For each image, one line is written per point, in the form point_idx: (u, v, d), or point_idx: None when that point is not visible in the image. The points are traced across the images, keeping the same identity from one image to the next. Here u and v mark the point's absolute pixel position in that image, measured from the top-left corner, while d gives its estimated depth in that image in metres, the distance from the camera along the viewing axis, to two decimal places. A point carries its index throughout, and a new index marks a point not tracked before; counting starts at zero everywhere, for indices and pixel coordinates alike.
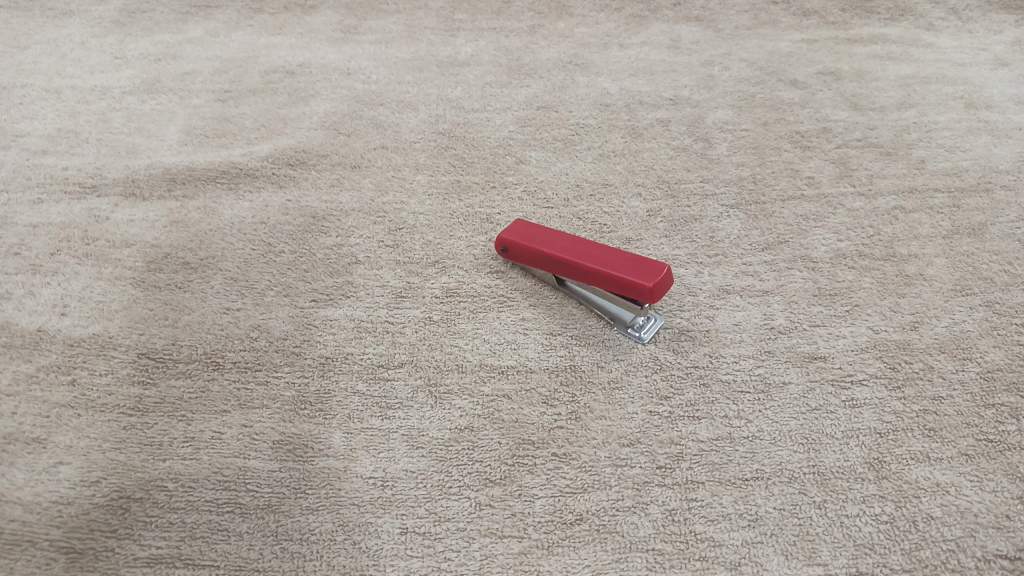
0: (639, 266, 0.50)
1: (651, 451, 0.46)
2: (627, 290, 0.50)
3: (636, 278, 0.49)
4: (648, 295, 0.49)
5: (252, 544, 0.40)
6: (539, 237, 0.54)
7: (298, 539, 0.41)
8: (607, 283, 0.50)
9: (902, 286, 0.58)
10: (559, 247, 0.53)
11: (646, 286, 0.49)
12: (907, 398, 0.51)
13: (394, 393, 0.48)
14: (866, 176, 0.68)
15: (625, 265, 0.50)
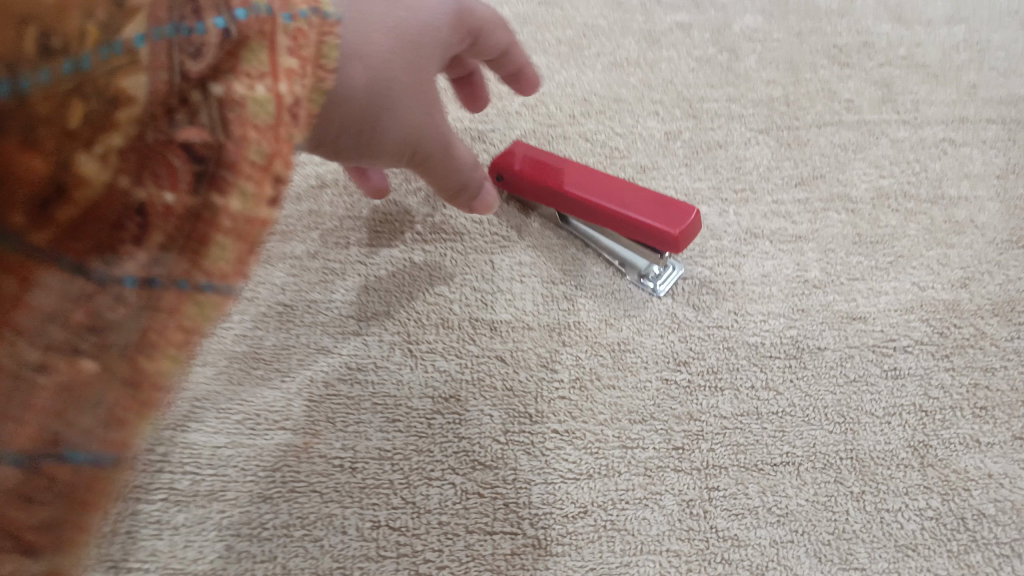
0: (664, 209, 0.42)
1: (666, 430, 0.40)
2: (648, 238, 0.42)
3: (661, 223, 0.41)
4: (673, 245, 0.41)
5: (192, 540, 0.36)
6: (544, 166, 0.45)
7: (248, 535, 0.36)
8: (624, 227, 0.42)
9: (951, 234, 0.51)
10: (567, 179, 0.44)
11: (675, 235, 0.41)
12: (955, 369, 0.44)
13: (366, 351, 0.41)
14: (912, 101, 0.59)
15: (648, 207, 0.42)
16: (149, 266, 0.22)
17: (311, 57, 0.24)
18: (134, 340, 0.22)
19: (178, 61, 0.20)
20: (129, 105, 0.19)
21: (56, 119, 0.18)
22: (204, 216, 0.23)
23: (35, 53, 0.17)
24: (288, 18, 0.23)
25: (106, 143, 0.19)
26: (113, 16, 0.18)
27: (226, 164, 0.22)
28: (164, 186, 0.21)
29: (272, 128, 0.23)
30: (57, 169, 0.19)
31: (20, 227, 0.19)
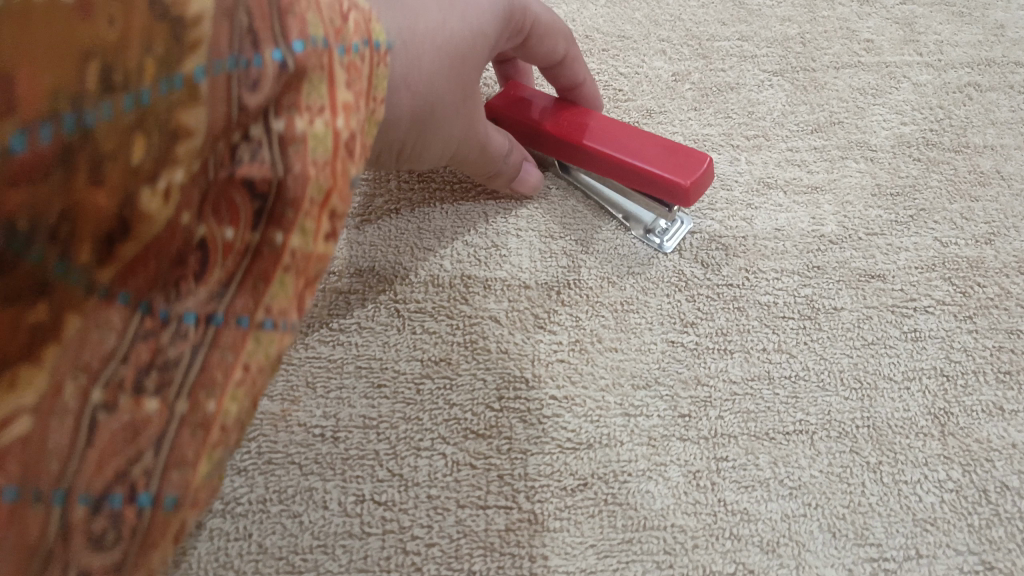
0: (673, 155, 0.37)
1: (672, 396, 0.37)
2: (656, 189, 0.38)
3: (669, 174, 0.37)
4: (683, 197, 0.37)
5: None
6: (538, 112, 0.41)
7: (220, 510, 0.34)
8: (631, 178, 0.38)
9: (976, 186, 0.48)
10: (562, 122, 0.40)
11: (682, 184, 0.37)
12: (978, 332, 0.42)
13: (349, 311, 0.38)
14: (937, 41, 0.55)
15: (650, 152, 0.38)
16: (210, 301, 0.23)
17: (366, 86, 0.26)
18: (194, 380, 0.22)
19: (237, 94, 0.21)
20: (190, 140, 0.20)
21: (120, 154, 0.19)
22: (263, 251, 0.23)
23: (98, 88, 0.18)
24: (343, 51, 0.24)
25: (169, 177, 0.21)
26: (171, 52, 0.20)
27: (285, 200, 0.23)
28: (223, 221, 0.23)
29: (327, 163, 0.24)
30: (121, 202, 0.20)
31: (87, 262, 0.20)
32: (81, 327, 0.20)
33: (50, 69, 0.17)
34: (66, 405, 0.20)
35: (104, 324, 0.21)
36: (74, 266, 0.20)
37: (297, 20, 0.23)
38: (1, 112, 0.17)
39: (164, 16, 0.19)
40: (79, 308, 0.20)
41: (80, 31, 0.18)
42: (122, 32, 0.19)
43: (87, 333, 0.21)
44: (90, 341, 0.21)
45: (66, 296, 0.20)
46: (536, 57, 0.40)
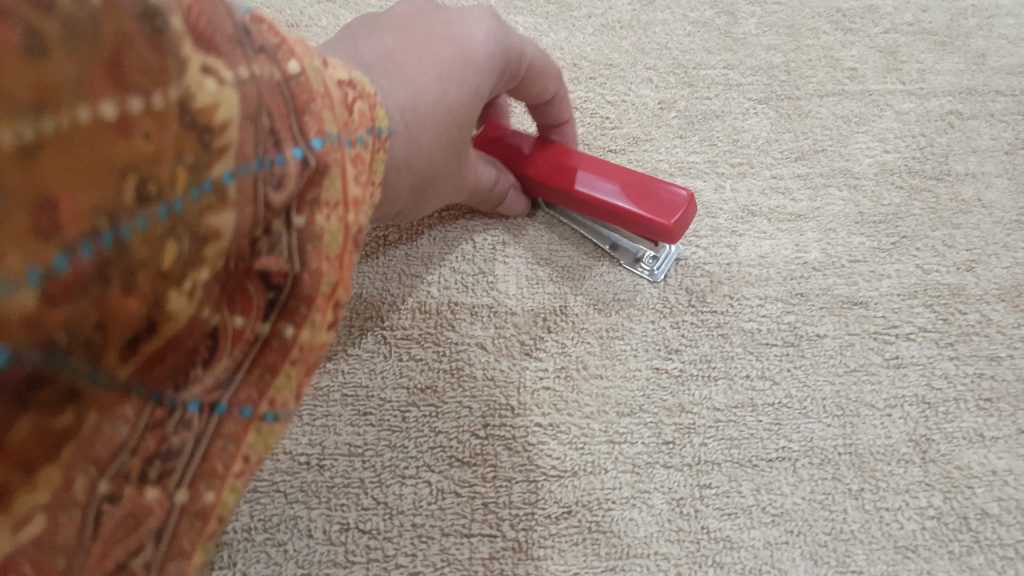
0: (652, 195, 0.37)
1: (656, 422, 0.38)
2: (638, 228, 0.38)
3: (649, 216, 0.37)
4: (664, 236, 0.37)
5: None
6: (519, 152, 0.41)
7: None
8: (613, 218, 0.39)
9: (958, 213, 0.48)
10: (543, 165, 0.40)
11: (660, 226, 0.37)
12: (959, 359, 0.42)
13: (335, 338, 0.38)
14: (919, 70, 0.56)
15: (627, 193, 0.38)
16: (214, 390, 0.22)
17: (369, 176, 0.26)
18: (195, 471, 0.22)
19: (263, 194, 0.21)
20: (217, 242, 0.20)
21: (151, 262, 0.18)
22: (272, 343, 0.23)
23: (134, 201, 0.18)
24: (350, 143, 0.25)
25: (195, 277, 0.20)
26: (201, 157, 0.19)
27: (299, 295, 0.23)
28: (237, 310, 0.22)
29: (337, 257, 0.24)
30: (149, 308, 0.19)
31: (113, 364, 0.19)
32: (98, 424, 0.20)
33: (93, 189, 0.17)
34: (75, 498, 0.20)
35: (118, 420, 0.20)
36: (102, 370, 0.19)
37: (315, 116, 0.23)
38: (44, 231, 0.16)
39: (196, 124, 0.19)
40: (98, 407, 0.19)
41: (120, 146, 0.17)
42: (161, 142, 0.18)
43: (102, 430, 0.20)
44: (102, 435, 0.20)
45: (90, 400, 0.19)
46: (528, 96, 0.41)
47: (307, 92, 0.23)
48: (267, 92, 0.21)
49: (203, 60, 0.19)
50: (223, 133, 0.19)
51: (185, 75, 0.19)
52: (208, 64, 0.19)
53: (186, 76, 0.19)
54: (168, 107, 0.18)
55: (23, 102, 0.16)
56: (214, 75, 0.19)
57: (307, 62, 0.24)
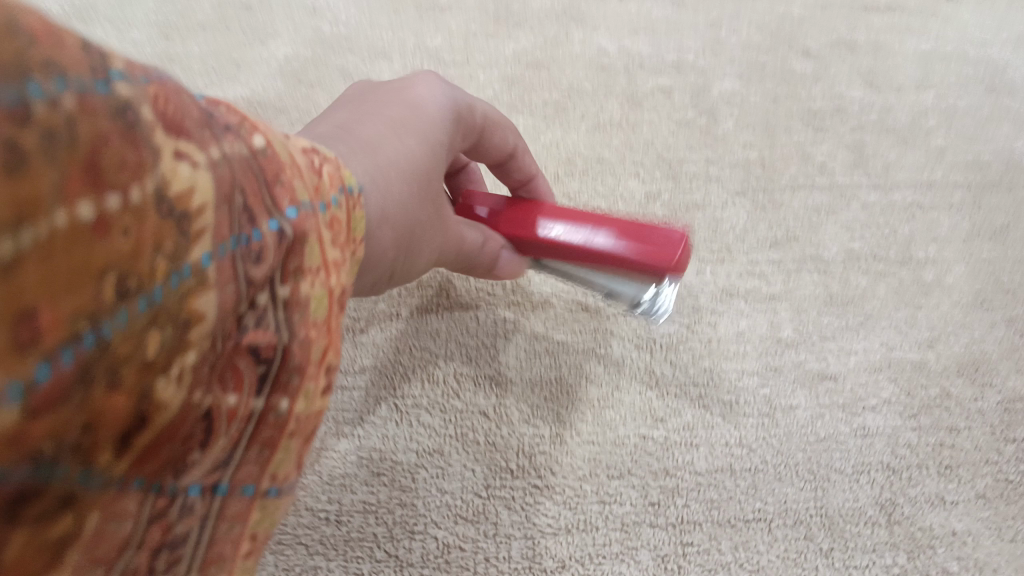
0: (644, 236, 0.39)
1: (642, 485, 0.41)
2: (635, 271, 0.39)
3: (644, 255, 0.38)
4: (661, 273, 0.38)
5: None
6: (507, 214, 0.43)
7: None
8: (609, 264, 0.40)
9: (919, 296, 0.53)
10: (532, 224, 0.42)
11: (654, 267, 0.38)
12: (921, 429, 0.46)
13: (351, 404, 0.42)
14: (882, 166, 0.62)
15: (618, 236, 0.39)
16: (215, 471, 0.20)
17: (344, 236, 0.26)
18: (202, 557, 0.21)
19: (246, 269, 0.19)
20: (202, 325, 0.18)
21: (135, 356, 0.16)
22: (267, 420, 0.21)
23: (114, 299, 0.15)
24: (324, 207, 0.24)
25: (182, 362, 0.17)
26: (181, 242, 0.17)
27: (289, 367, 0.21)
28: (228, 390, 0.20)
29: (323, 323, 0.23)
30: (137, 402, 0.16)
31: (108, 463, 0.16)
32: (98, 525, 0.17)
33: (73, 290, 0.14)
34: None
35: (119, 516, 0.17)
36: (95, 472, 0.16)
37: (286, 188, 0.22)
38: (20, 344, 0.14)
39: (173, 212, 0.17)
40: (97, 506, 0.17)
41: (104, 244, 0.15)
42: (141, 235, 0.16)
43: (104, 530, 0.17)
44: (105, 535, 0.17)
45: (82, 502, 0.16)
46: (491, 153, 0.45)
47: (275, 165, 0.22)
48: (240, 170, 0.20)
49: (174, 146, 0.17)
50: (201, 216, 0.18)
51: (161, 164, 0.17)
52: (180, 149, 0.17)
53: (161, 162, 0.17)
54: (146, 199, 0.16)
55: (5, 218, 0.13)
56: (187, 159, 0.18)
57: (269, 136, 0.23)
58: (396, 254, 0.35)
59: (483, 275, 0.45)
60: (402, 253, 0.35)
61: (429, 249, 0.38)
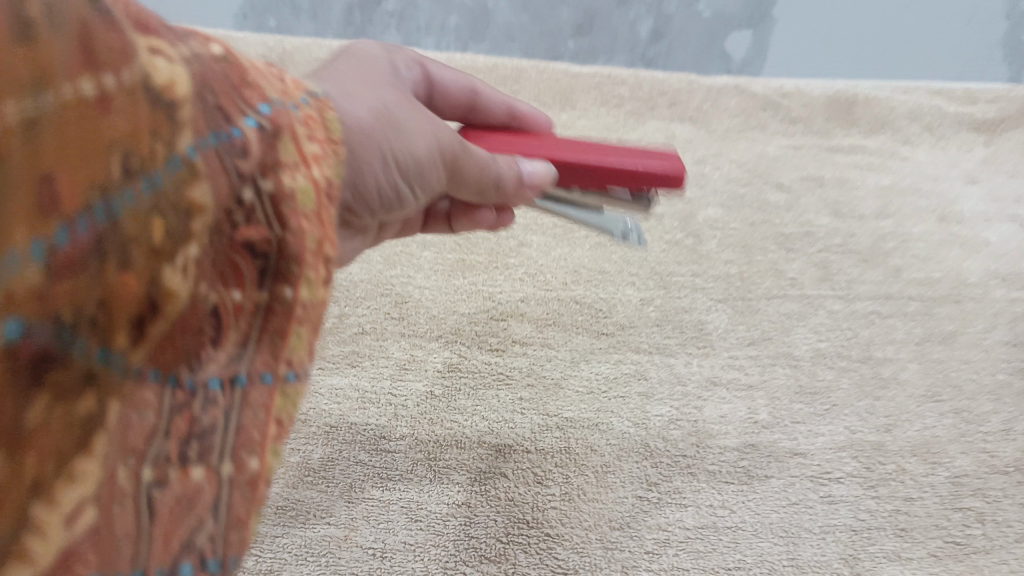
0: (650, 154, 0.45)
1: (640, 536, 0.48)
2: (645, 181, 0.44)
3: (658, 162, 0.44)
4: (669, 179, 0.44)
5: None
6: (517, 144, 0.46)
7: None
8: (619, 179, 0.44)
9: (878, 388, 0.62)
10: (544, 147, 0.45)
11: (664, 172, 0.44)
12: (880, 497, 0.54)
13: (395, 464, 0.50)
14: (846, 281, 0.72)
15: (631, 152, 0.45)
16: (231, 365, 0.22)
17: (326, 134, 0.26)
18: (233, 442, 0.22)
19: (234, 165, 0.21)
20: (203, 215, 0.20)
21: (141, 237, 0.19)
22: (275, 308, 0.23)
23: (123, 174, 0.18)
24: (297, 107, 0.25)
25: (185, 253, 0.20)
26: (171, 131, 0.20)
27: (287, 256, 0.23)
28: (231, 287, 0.22)
29: (320, 213, 0.24)
30: (147, 285, 0.19)
31: (125, 347, 0.19)
32: (120, 416, 0.20)
33: (87, 165, 0.18)
34: (123, 487, 0.20)
35: (144, 407, 0.20)
36: (113, 352, 0.19)
37: (254, 89, 0.24)
38: (44, 208, 0.17)
39: (160, 99, 0.20)
40: (118, 394, 0.20)
41: (105, 122, 0.18)
42: (137, 121, 0.19)
43: (131, 420, 0.20)
44: (132, 423, 0.20)
45: (106, 382, 0.19)
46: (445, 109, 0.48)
47: (240, 69, 0.24)
48: (207, 71, 0.22)
49: (147, 43, 0.20)
50: (183, 109, 0.20)
51: (139, 56, 0.19)
52: (153, 45, 0.20)
53: (140, 55, 0.19)
54: (134, 83, 0.19)
55: (28, 77, 0.16)
56: (162, 55, 0.20)
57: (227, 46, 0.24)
58: (390, 135, 0.34)
59: (511, 195, 0.43)
60: (399, 137, 0.35)
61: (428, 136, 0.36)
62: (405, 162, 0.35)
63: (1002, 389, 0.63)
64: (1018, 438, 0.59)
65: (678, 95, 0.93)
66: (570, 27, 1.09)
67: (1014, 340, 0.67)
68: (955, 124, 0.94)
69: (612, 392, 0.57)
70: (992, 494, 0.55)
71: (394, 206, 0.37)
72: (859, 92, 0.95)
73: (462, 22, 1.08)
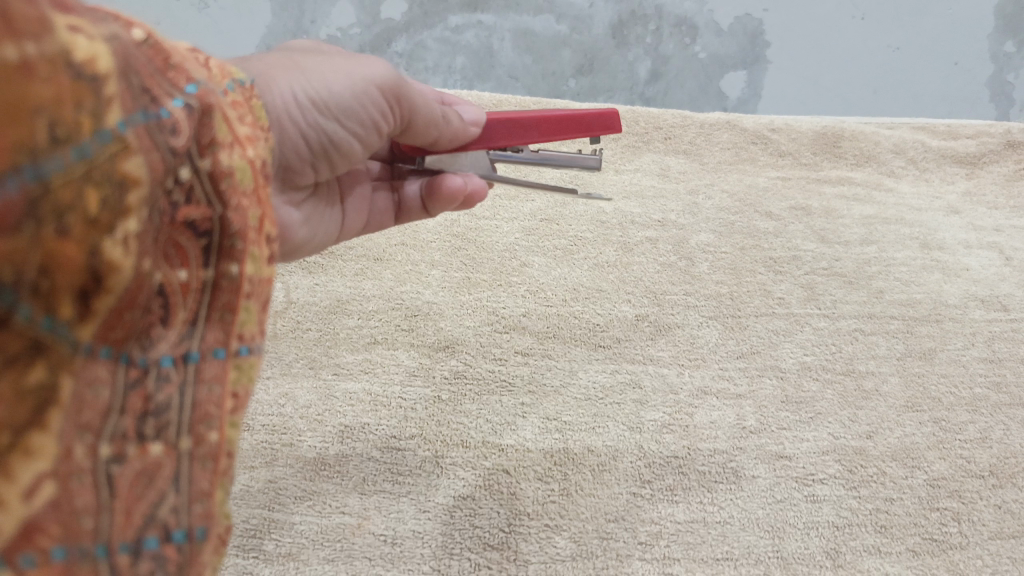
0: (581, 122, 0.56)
1: (633, 528, 0.54)
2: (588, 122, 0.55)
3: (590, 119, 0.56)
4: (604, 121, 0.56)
5: None
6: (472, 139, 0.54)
7: None
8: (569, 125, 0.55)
9: (860, 398, 0.64)
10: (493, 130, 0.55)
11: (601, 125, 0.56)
12: (862, 497, 0.58)
13: (404, 460, 0.56)
14: (831, 300, 0.72)
15: None
16: (181, 343, 0.27)
17: (252, 120, 0.32)
18: (189, 419, 0.27)
19: (162, 140, 0.24)
20: (139, 187, 0.23)
21: (78, 205, 0.21)
22: (222, 284, 0.28)
23: (48, 143, 0.20)
24: (224, 95, 0.31)
25: (125, 228, 0.22)
26: (100, 107, 0.22)
27: (229, 235, 0.28)
28: (176, 265, 0.27)
29: (251, 193, 0.29)
30: (88, 256, 0.21)
31: (70, 319, 0.22)
32: (75, 390, 0.23)
33: (15, 126, 0.19)
34: (81, 465, 0.23)
35: (96, 384, 0.24)
36: (58, 322, 0.22)
37: (177, 71, 0.28)
38: None
39: (82, 74, 0.21)
40: (70, 368, 0.23)
41: (29, 87, 0.19)
42: (59, 85, 0.20)
43: (85, 397, 0.23)
44: (87, 401, 0.23)
45: (57, 355, 0.22)
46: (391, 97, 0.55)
47: (161, 52, 0.27)
48: (130, 53, 0.24)
49: (66, 22, 0.21)
50: (108, 83, 0.22)
51: (57, 30, 0.21)
52: (71, 23, 0.22)
53: (59, 31, 0.21)
54: (54, 53, 0.20)
55: None
56: (81, 32, 0.22)
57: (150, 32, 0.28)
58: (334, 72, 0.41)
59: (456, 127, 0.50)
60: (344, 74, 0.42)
61: (345, 76, 0.42)
62: (324, 102, 0.41)
63: (978, 401, 0.65)
64: (993, 445, 0.62)
65: (673, 130, 0.89)
66: (571, 67, 1.15)
67: (991, 356, 0.69)
68: (937, 157, 0.91)
69: (608, 399, 0.61)
70: (968, 496, 0.59)
71: (330, 146, 0.43)
72: (844, 128, 0.92)
73: (468, 63, 1.13)
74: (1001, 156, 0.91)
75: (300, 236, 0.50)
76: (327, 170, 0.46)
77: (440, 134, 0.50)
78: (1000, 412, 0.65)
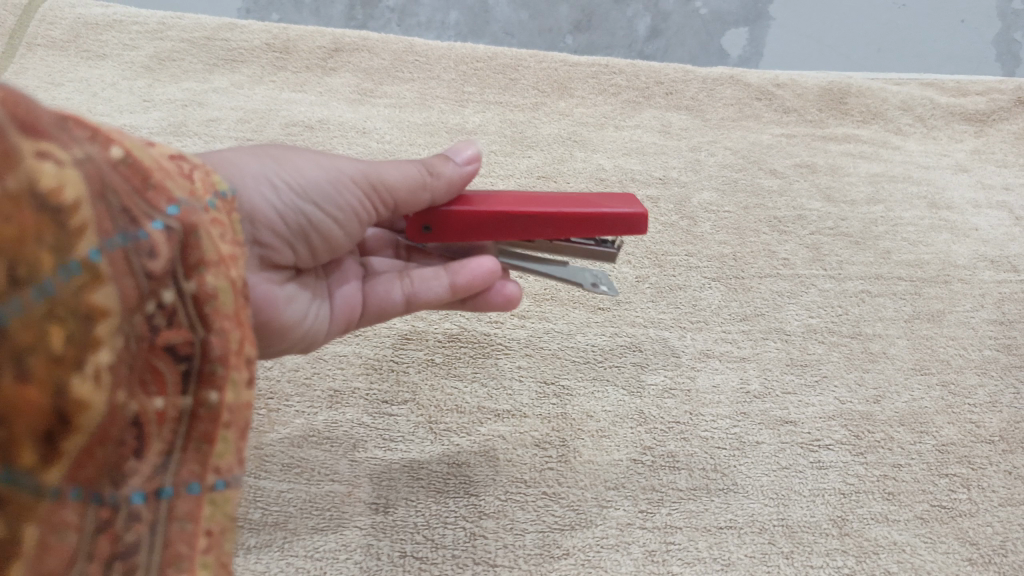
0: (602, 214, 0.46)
1: (634, 496, 0.53)
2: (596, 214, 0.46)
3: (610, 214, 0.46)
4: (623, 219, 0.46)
5: (258, 557, 0.47)
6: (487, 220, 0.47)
7: (303, 555, 0.48)
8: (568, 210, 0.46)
9: (867, 362, 0.62)
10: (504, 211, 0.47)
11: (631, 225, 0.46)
12: (869, 463, 0.56)
13: (397, 427, 0.54)
14: (837, 261, 0.69)
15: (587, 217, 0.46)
16: (154, 477, 0.26)
17: (233, 235, 0.31)
18: (159, 561, 0.25)
19: (137, 264, 0.24)
20: (106, 319, 0.22)
21: (40, 345, 0.20)
22: (200, 413, 0.27)
23: (7, 286, 0.19)
24: (205, 208, 0.30)
25: (94, 361, 0.22)
26: (62, 241, 0.21)
27: (211, 359, 0.27)
28: (153, 393, 0.26)
29: (234, 314, 0.28)
30: (52, 396, 0.20)
31: (31, 465, 0.21)
32: (40, 536, 0.21)
33: None
34: None
35: (62, 529, 0.22)
36: (18, 472, 0.20)
37: (161, 191, 0.27)
38: None
39: (47, 206, 0.21)
40: (32, 518, 0.21)
41: None
42: (23, 221, 0.20)
43: (50, 542, 0.22)
44: (51, 548, 0.22)
45: (17, 505, 0.21)
46: None
47: (140, 170, 0.27)
48: (106, 176, 0.24)
49: (34, 147, 0.21)
50: (76, 211, 0.22)
51: (24, 162, 0.20)
52: (41, 148, 0.21)
53: (25, 161, 0.20)
54: (19, 189, 0.20)
55: None
56: (50, 158, 0.21)
57: (133, 147, 0.28)
58: (291, 162, 0.41)
59: (444, 174, 0.46)
60: (304, 164, 0.42)
61: (319, 162, 0.42)
62: (299, 185, 0.41)
63: (988, 364, 0.63)
64: (1003, 409, 0.60)
65: (674, 84, 0.86)
66: (568, 24, 1.10)
67: (1001, 318, 0.67)
68: (946, 115, 0.87)
69: (607, 363, 0.60)
70: (977, 461, 0.57)
71: (313, 229, 0.43)
72: (850, 84, 0.89)
73: (462, 19, 1.09)
74: (1012, 114, 0.87)
75: (288, 317, 0.45)
76: (309, 257, 0.45)
77: (433, 196, 0.46)
78: (1010, 375, 0.63)
